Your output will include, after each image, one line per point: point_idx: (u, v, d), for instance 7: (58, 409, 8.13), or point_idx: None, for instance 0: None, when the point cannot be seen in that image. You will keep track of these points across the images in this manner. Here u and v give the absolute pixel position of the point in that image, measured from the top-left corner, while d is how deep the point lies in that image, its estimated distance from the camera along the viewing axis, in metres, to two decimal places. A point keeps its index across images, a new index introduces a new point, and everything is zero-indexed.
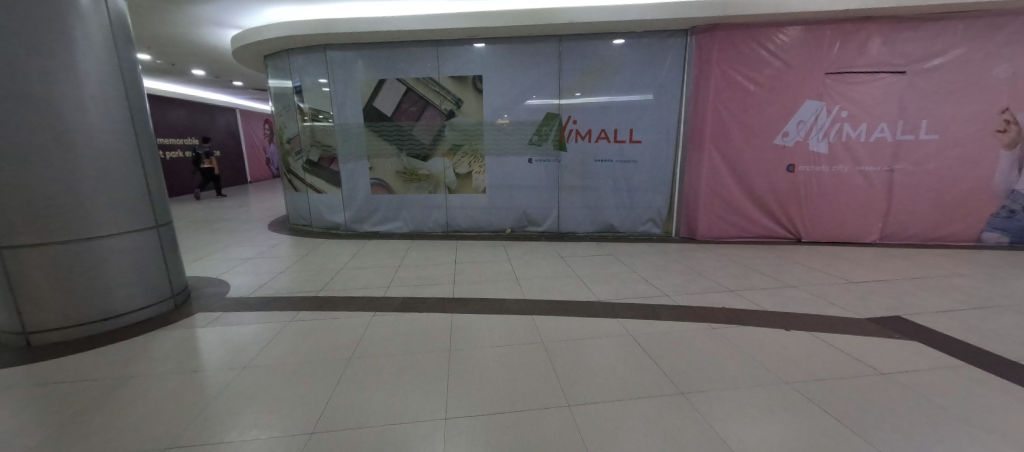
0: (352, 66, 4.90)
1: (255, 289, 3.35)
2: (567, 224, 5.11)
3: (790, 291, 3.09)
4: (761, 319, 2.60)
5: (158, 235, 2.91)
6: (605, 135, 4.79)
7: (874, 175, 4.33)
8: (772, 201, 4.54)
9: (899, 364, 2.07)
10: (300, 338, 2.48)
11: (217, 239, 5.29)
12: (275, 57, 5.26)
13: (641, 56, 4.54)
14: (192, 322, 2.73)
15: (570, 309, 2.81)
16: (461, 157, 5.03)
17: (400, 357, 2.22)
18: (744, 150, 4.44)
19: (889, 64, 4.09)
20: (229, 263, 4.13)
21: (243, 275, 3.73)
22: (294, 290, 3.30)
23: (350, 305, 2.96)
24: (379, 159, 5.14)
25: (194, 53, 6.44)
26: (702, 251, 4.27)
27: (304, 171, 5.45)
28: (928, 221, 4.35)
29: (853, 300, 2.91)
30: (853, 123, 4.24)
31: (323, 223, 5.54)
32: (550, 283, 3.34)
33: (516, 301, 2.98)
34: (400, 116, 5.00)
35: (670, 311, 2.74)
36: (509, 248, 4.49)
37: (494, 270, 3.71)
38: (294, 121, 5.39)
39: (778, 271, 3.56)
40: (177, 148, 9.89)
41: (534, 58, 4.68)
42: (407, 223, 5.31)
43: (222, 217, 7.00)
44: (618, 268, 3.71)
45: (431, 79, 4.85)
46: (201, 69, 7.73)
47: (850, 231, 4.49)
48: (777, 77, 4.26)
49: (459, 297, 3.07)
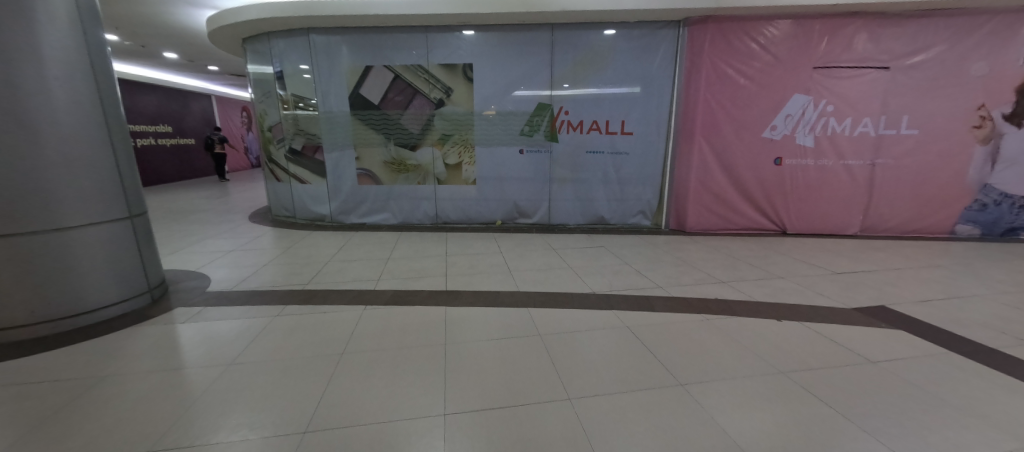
0: (338, 51, 4.72)
1: (238, 283, 3.22)
2: (558, 216, 5.09)
3: (779, 281, 3.14)
4: (753, 309, 2.64)
5: (132, 226, 2.75)
6: (596, 126, 4.76)
7: (857, 169, 4.43)
8: (760, 194, 4.61)
9: (886, 351, 2.14)
10: (290, 333, 2.39)
11: (195, 231, 5.07)
12: (254, 41, 5.03)
13: (633, 47, 4.51)
14: (172, 317, 2.61)
15: (565, 301, 2.79)
16: (451, 147, 4.93)
17: (395, 352, 2.16)
18: (734, 143, 4.49)
19: (874, 60, 4.17)
20: (208, 255, 3.96)
21: (224, 267, 3.58)
22: (279, 284, 3.18)
23: (340, 298, 2.88)
24: (366, 149, 5.00)
25: (166, 35, 6.11)
26: (691, 243, 4.32)
27: (287, 160, 5.25)
28: (906, 214, 4.49)
29: (838, 290, 2.98)
30: (838, 118, 4.32)
31: (307, 214, 5.37)
32: (543, 275, 3.32)
33: (510, 293, 2.94)
34: (387, 104, 4.85)
35: (663, 303, 2.75)
36: (501, 240, 4.45)
37: (486, 262, 3.67)
38: (275, 108, 5.18)
39: (765, 262, 3.62)
40: (148, 135, 9.44)
41: (526, 47, 4.59)
42: (395, 214, 5.19)
43: (199, 208, 6.71)
44: (610, 260, 3.71)
45: (419, 67, 4.72)
46: (175, 53, 7.37)
47: (833, 224, 4.60)
48: (766, 71, 4.29)
49: (452, 290, 3.02)
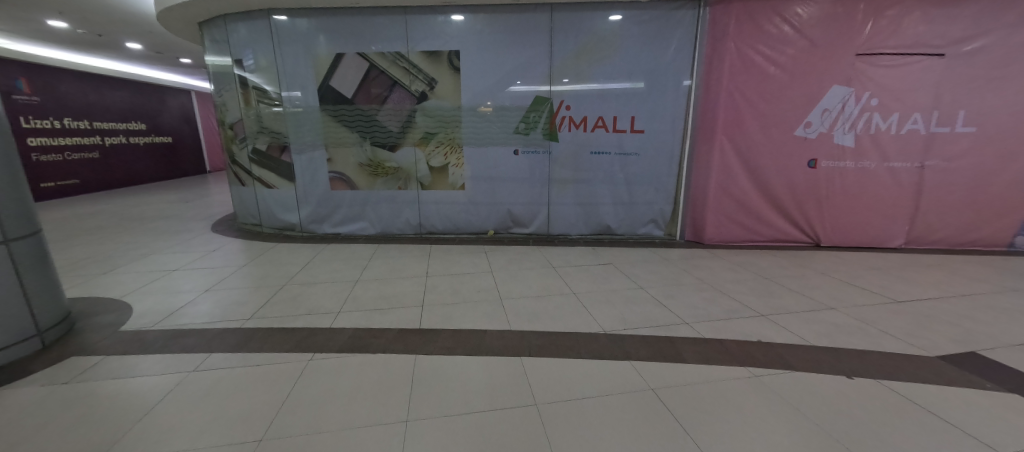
0: (305, 36, 4.11)
1: (165, 317, 2.60)
2: (558, 226, 4.50)
3: (831, 315, 2.55)
4: (811, 359, 2.06)
5: (10, 253, 2.13)
6: (602, 123, 4.15)
7: (903, 172, 3.84)
8: (790, 201, 4.01)
9: (1014, 436, 1.55)
10: (196, 404, 1.76)
11: (144, 243, 4.44)
12: (211, 25, 4.40)
13: (646, 32, 3.90)
14: (57, 373, 1.99)
15: (568, 347, 2.19)
16: (436, 147, 4.32)
17: (337, 437, 1.56)
18: (760, 143, 3.89)
19: (926, 45, 3.57)
20: (146, 277, 3.35)
21: (157, 294, 2.97)
22: (214, 319, 2.56)
23: (281, 343, 2.25)
24: (340, 149, 4.39)
25: (119, 20, 5.45)
26: (712, 259, 3.73)
27: (250, 162, 4.63)
28: (958, 224, 3.90)
29: (907, 327, 2.40)
30: (883, 113, 3.72)
31: (275, 223, 4.75)
32: (540, 305, 2.72)
33: (499, 334, 2.33)
34: (362, 99, 4.25)
35: (694, 349, 2.15)
36: (492, 255, 3.85)
37: (472, 286, 3.06)
38: (236, 102, 4.55)
39: (806, 286, 3.02)
40: (117, 133, 8.79)
41: (521, 32, 3.99)
42: (373, 223, 4.59)
43: (161, 213, 6.07)
44: (621, 283, 3.10)
45: (400, 55, 4.11)
46: (138, 44, 6.73)
47: (873, 235, 4.00)
48: (801, 58, 3.69)
49: (428, 328, 2.41)
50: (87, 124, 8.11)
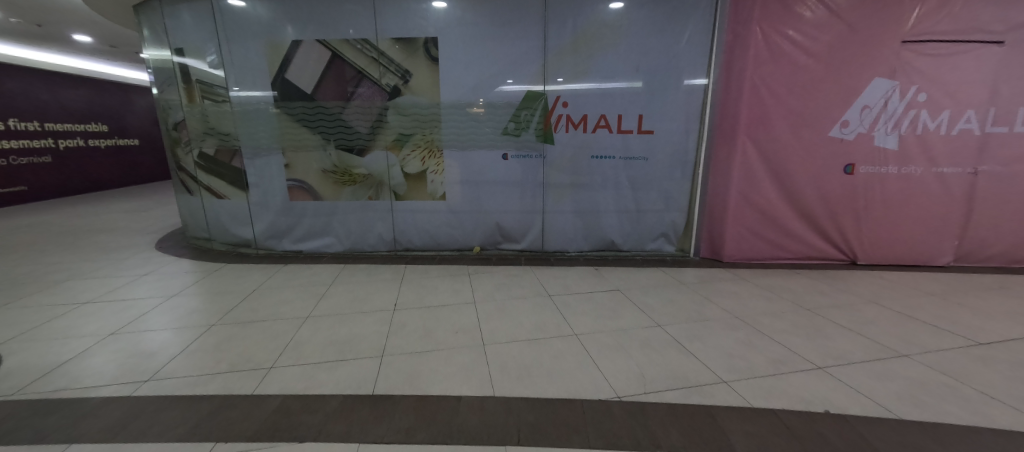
0: (256, 22, 3.50)
1: (34, 380, 1.95)
2: (553, 240, 3.92)
3: (904, 366, 1.99)
4: (904, 444, 1.49)
5: None
6: (604, 123, 3.58)
7: (953, 178, 3.31)
8: (822, 212, 3.47)
9: None
10: None
11: (67, 264, 3.76)
12: (147, 9, 3.76)
13: (656, 16, 3.32)
14: None
15: (571, 427, 1.59)
16: (411, 150, 3.72)
17: None
18: (789, 144, 3.36)
19: (983, 31, 3.05)
20: (43, 313, 2.69)
21: (46, 341, 2.32)
22: (99, 383, 1.93)
23: (175, 425, 1.63)
24: (299, 153, 3.78)
25: (55, 6, 4.77)
26: (735, 282, 3.17)
27: (197, 168, 3.99)
28: (1013, 238, 3.39)
29: (1008, 385, 1.84)
30: (931, 110, 3.20)
31: (228, 238, 4.11)
32: (533, 353, 2.13)
33: (478, 404, 1.74)
34: (324, 95, 3.63)
35: (743, 429, 1.57)
36: (477, 279, 3.26)
37: (449, 325, 2.46)
38: (178, 100, 3.91)
39: (859, 322, 2.46)
40: (74, 135, 8.04)
41: (509, 17, 3.40)
42: (341, 239, 3.97)
43: (105, 226, 5.36)
44: (633, 319, 2.52)
45: (367, 43, 3.50)
46: (88, 36, 6.09)
47: (917, 251, 3.48)
48: (838, 45, 3.15)
49: (384, 394, 1.81)
50: (38, 125, 7.36)
